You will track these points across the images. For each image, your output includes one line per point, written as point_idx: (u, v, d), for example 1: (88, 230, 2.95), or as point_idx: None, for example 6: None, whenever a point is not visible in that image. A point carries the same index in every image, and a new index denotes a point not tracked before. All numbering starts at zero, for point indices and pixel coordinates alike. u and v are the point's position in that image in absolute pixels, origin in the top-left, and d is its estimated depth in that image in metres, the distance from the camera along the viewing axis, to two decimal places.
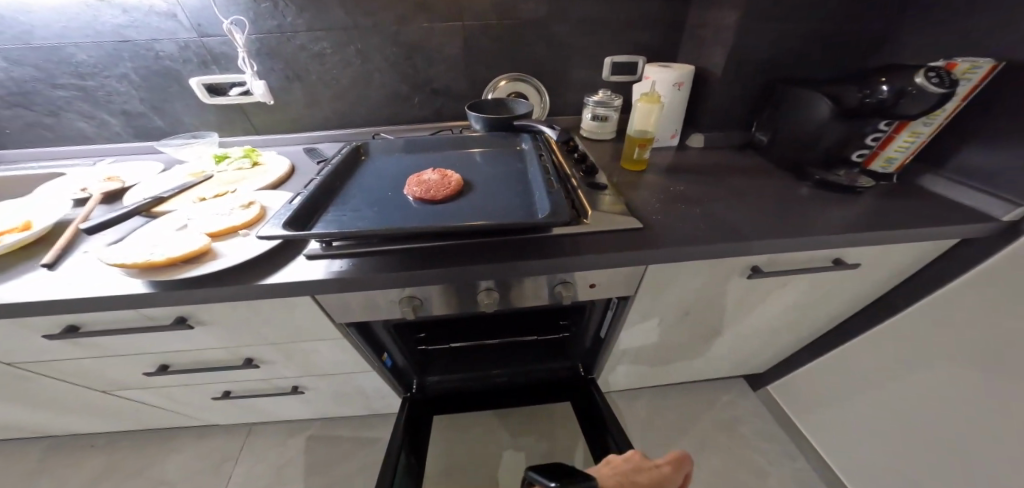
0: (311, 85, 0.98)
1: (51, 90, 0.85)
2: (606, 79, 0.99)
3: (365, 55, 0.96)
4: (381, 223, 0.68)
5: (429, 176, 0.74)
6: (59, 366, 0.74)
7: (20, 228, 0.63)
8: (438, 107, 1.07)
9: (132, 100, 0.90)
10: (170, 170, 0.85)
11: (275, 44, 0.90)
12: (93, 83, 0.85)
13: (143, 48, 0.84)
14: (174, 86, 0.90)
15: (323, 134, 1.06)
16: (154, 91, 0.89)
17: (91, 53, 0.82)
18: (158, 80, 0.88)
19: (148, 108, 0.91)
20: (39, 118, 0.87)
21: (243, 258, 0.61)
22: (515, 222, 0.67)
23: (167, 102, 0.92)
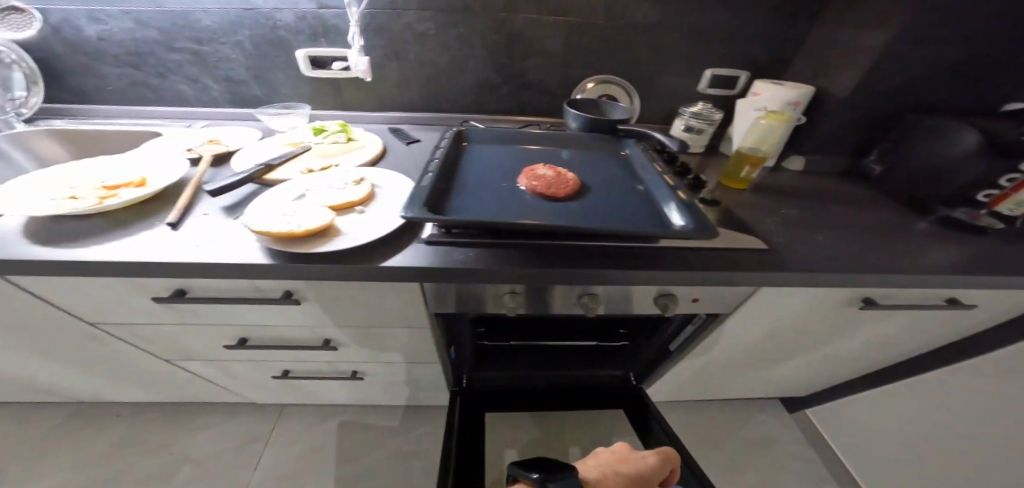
0: (407, 66, 0.98)
1: (166, 53, 0.84)
2: (701, 90, 0.98)
3: (467, 40, 0.95)
4: (505, 215, 0.65)
5: (544, 171, 0.70)
6: (139, 330, 0.69)
7: (135, 184, 0.62)
8: (523, 101, 1.06)
9: (237, 67, 0.90)
10: (269, 140, 0.85)
11: (385, 21, 0.90)
12: (208, 48, 0.86)
13: (264, 17, 0.85)
14: (282, 56, 0.91)
15: (407, 116, 1.06)
16: (261, 59, 0.91)
17: (214, 19, 0.82)
18: (269, 49, 0.89)
19: (252, 77, 0.93)
20: (147, 79, 0.86)
21: (367, 237, 0.60)
22: (639, 226, 0.66)
23: (271, 72, 0.93)
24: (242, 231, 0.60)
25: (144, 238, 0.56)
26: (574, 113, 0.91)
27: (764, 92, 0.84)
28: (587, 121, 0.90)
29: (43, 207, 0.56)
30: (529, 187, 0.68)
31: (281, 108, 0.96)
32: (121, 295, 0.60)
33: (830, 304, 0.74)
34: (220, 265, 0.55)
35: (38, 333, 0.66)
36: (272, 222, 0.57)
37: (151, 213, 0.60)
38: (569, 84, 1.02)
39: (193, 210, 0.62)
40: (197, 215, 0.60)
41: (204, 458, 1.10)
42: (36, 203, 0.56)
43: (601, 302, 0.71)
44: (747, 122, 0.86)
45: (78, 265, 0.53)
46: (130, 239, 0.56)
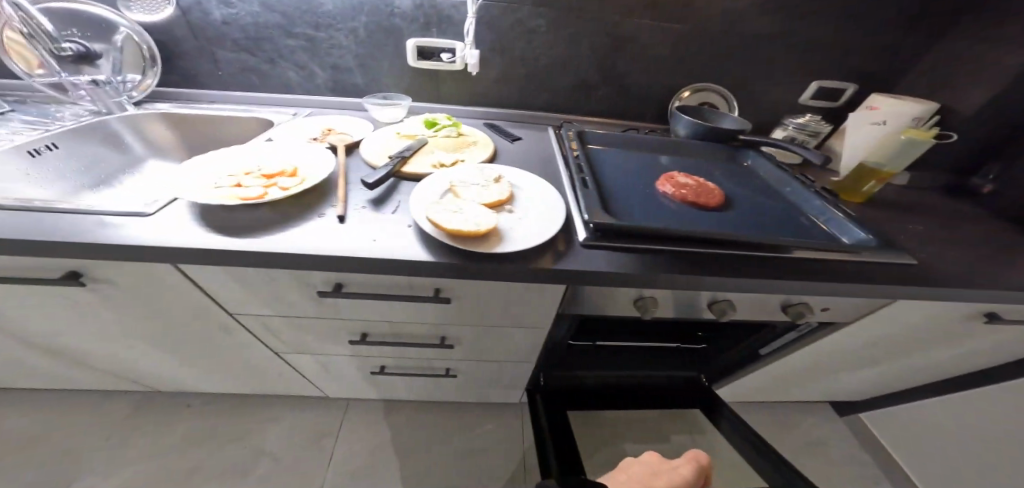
0: (510, 62, 0.95)
1: (282, 38, 0.84)
2: (803, 101, 0.99)
3: (575, 39, 0.92)
4: (656, 218, 0.66)
5: (686, 179, 0.69)
6: (277, 322, 0.69)
7: (288, 173, 0.62)
8: (620, 104, 1.03)
9: (346, 55, 0.89)
10: (385, 131, 0.84)
11: (498, 15, 0.88)
12: (324, 35, 0.85)
13: (383, 5, 0.84)
14: (391, 44, 0.89)
15: (499, 113, 1.02)
16: (371, 48, 0.89)
17: (337, 5, 0.82)
18: (382, 38, 0.88)
19: (357, 65, 0.91)
20: (257, 64, 0.87)
21: (532, 242, 0.57)
22: (790, 235, 0.66)
23: (376, 60, 0.91)
24: (404, 227, 0.59)
25: (315, 230, 0.55)
26: (686, 121, 0.88)
27: (881, 106, 0.84)
28: (700, 129, 0.87)
29: (212, 195, 0.55)
30: (676, 194, 0.67)
31: (379, 98, 0.92)
32: (280, 287, 0.59)
33: (949, 315, 0.75)
34: (398, 258, 0.54)
35: (174, 321, 0.64)
36: (443, 219, 0.56)
37: (310, 205, 0.59)
38: (671, 89, 1.00)
39: (348, 203, 0.61)
40: (357, 209, 0.60)
41: (279, 453, 1.08)
42: (202, 190, 0.56)
43: (736, 310, 0.70)
44: (862, 135, 0.87)
45: (259, 256, 0.51)
46: (300, 232, 0.54)
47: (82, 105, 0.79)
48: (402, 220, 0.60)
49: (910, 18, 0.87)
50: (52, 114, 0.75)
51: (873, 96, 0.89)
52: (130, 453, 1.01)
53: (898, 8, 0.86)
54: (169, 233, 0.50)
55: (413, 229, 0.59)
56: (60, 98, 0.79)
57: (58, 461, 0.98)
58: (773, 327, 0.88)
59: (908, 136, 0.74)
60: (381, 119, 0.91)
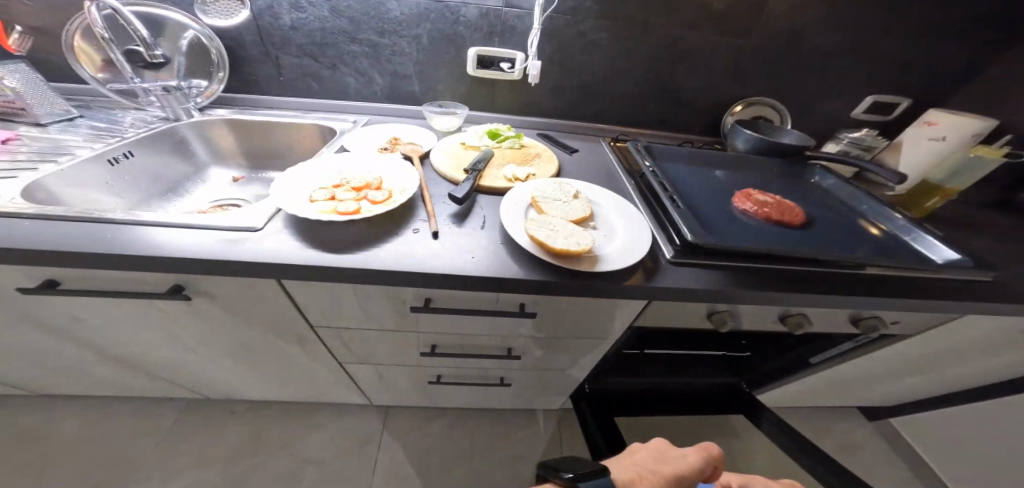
0: (566, 72, 0.94)
1: (346, 44, 0.83)
2: (855, 115, 1.00)
3: (636, 51, 0.91)
4: (741, 236, 0.64)
5: (763, 197, 0.70)
6: (357, 333, 0.71)
7: (374, 186, 0.64)
8: (671, 116, 1.03)
9: (408, 63, 0.88)
10: (451, 142, 0.83)
11: (561, 27, 0.87)
12: (387, 41, 0.84)
13: (449, 11, 0.82)
14: (451, 53, 0.88)
15: (552, 123, 1.01)
16: (433, 55, 0.88)
17: (405, 12, 0.81)
18: (445, 45, 0.87)
19: (416, 72, 0.90)
20: (319, 70, 0.85)
21: (624, 263, 0.56)
22: (880, 253, 0.64)
23: (435, 68, 0.90)
24: (495, 242, 0.58)
25: (411, 247, 0.55)
26: (746, 135, 0.89)
27: (943, 121, 0.85)
28: (761, 143, 0.88)
29: (313, 209, 0.57)
30: (758, 211, 0.68)
31: (436, 107, 0.93)
32: (372, 299, 0.62)
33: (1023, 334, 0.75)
34: (495, 273, 0.54)
35: (267, 327, 0.68)
36: (542, 237, 0.55)
37: (401, 220, 0.60)
38: (723, 102, 1.00)
39: (436, 218, 0.61)
40: (448, 226, 0.60)
41: (324, 458, 1.09)
42: (301, 204, 0.57)
43: (810, 323, 0.68)
44: (920, 150, 0.88)
45: (361, 273, 0.52)
46: (397, 248, 0.55)
47: (149, 110, 0.82)
48: (491, 237, 0.59)
49: (969, 36, 0.87)
50: (120, 120, 0.77)
51: (928, 112, 0.88)
52: (188, 451, 1.05)
53: (959, 25, 0.86)
54: (278, 249, 0.52)
55: (504, 245, 0.58)
56: (127, 104, 0.82)
57: (118, 462, 1.00)
58: (829, 339, 0.87)
59: (977, 154, 0.74)
60: (440, 129, 0.91)
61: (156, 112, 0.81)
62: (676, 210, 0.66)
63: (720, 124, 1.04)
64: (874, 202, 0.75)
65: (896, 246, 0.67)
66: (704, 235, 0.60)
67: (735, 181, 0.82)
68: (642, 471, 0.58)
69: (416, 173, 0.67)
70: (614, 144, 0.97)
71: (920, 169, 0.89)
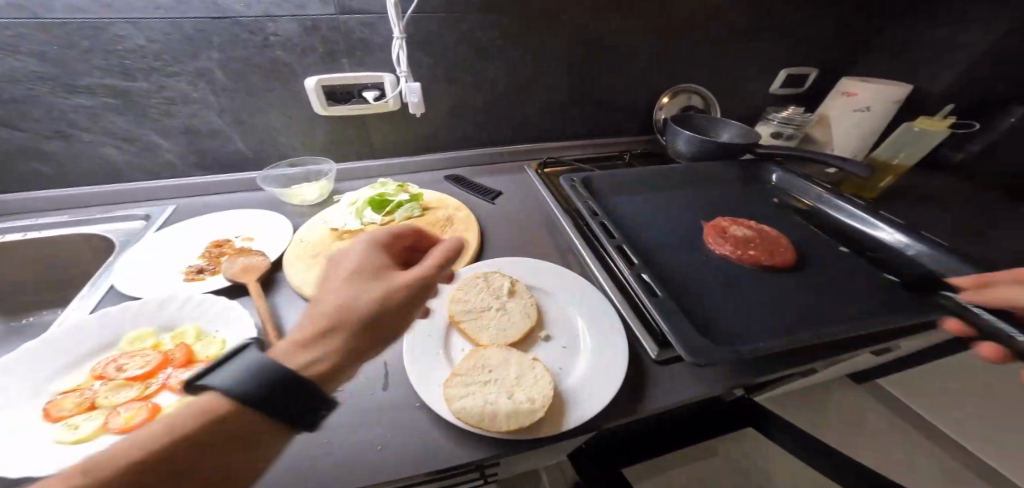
0: (460, 89, 0.69)
1: (64, 98, 0.50)
2: (772, 91, 0.90)
3: (542, 51, 0.70)
4: (739, 319, 0.45)
5: (740, 231, 0.57)
6: None
7: (178, 361, 0.39)
8: (600, 122, 0.85)
9: (210, 114, 0.56)
10: (314, 227, 0.57)
11: (437, 30, 0.61)
12: (144, 86, 0.51)
13: (244, 29, 0.50)
14: (274, 89, 0.56)
15: (461, 156, 0.77)
16: (244, 99, 0.56)
17: (152, 36, 0.48)
18: (258, 79, 0.54)
19: (228, 123, 0.57)
20: (34, 142, 0.53)
21: (610, 397, 0.38)
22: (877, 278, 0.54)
23: (256, 114, 0.58)
24: (412, 419, 0.36)
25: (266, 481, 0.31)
26: (688, 136, 0.75)
27: (860, 91, 0.78)
28: (703, 145, 0.74)
29: (49, 439, 0.32)
30: (742, 255, 0.54)
31: (289, 167, 0.63)
32: None
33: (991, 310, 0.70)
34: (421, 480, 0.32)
35: None
36: (475, 420, 0.34)
37: None
38: (652, 96, 0.84)
39: None
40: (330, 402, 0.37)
41: None
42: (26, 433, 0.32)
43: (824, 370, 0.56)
44: (845, 124, 0.81)
45: None
46: None
47: None
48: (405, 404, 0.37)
49: None
50: None
51: (843, 83, 0.80)
52: None
53: None
54: None
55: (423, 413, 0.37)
56: None
57: None
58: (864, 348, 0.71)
59: (922, 127, 0.70)
60: (301, 201, 0.62)
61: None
62: (652, 296, 0.41)
63: (651, 122, 0.88)
64: (844, 201, 0.67)
65: (887, 252, 0.59)
66: (709, 348, 0.36)
67: (684, 199, 0.69)
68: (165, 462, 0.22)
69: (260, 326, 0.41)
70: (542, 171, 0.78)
71: (862, 141, 0.81)
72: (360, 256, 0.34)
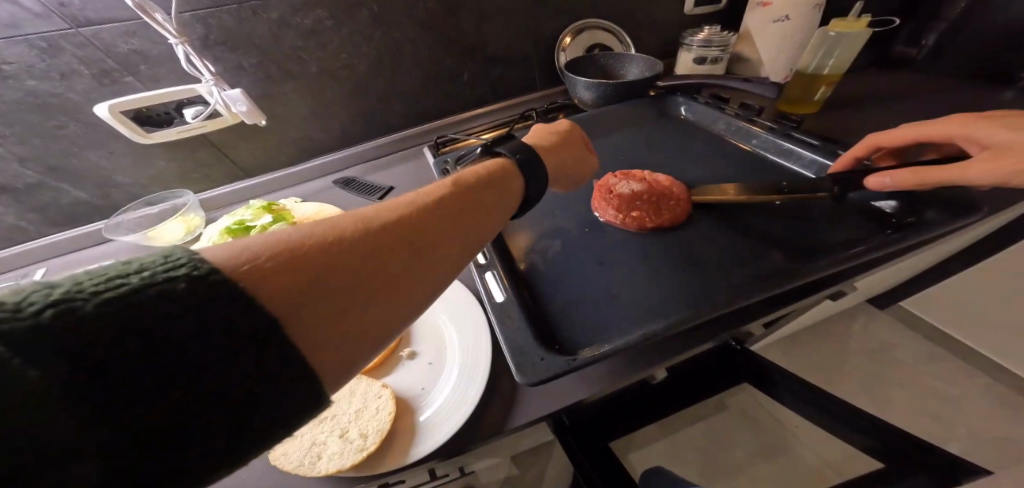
0: (304, 83, 0.61)
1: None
2: (687, 13, 0.79)
3: (384, 19, 0.60)
4: (604, 305, 0.41)
5: (626, 188, 0.53)
6: None
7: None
8: (496, 83, 0.76)
9: (12, 166, 0.50)
10: None
11: (233, 21, 0.52)
12: None
13: None
14: (66, 125, 0.50)
15: (348, 154, 0.70)
16: (37, 145, 0.50)
17: None
18: (34, 119, 0.48)
19: (39, 173, 0.52)
20: None
21: (454, 419, 0.34)
22: (794, 226, 0.48)
23: (66, 158, 0.52)
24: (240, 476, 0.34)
25: None
26: (585, 82, 0.66)
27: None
28: (603, 89, 0.66)
29: None
30: (625, 218, 0.50)
31: (144, 207, 0.58)
32: None
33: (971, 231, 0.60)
34: None
35: None
36: (295, 465, 0.32)
37: None
38: (546, 43, 0.75)
39: None
40: None
41: None
42: None
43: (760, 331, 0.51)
44: (766, 39, 0.71)
45: None
46: None
47: None
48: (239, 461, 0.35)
49: None
50: None
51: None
52: None
53: None
54: None
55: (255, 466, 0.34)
56: None
57: None
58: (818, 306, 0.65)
59: (839, 31, 0.61)
60: (166, 241, 0.56)
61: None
62: (493, 302, 0.39)
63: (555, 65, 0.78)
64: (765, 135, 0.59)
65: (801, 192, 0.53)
66: (542, 361, 0.34)
67: None
68: (412, 261, 0.25)
69: None
70: (439, 153, 0.70)
71: (780, 51, 0.72)
72: (550, 125, 0.51)
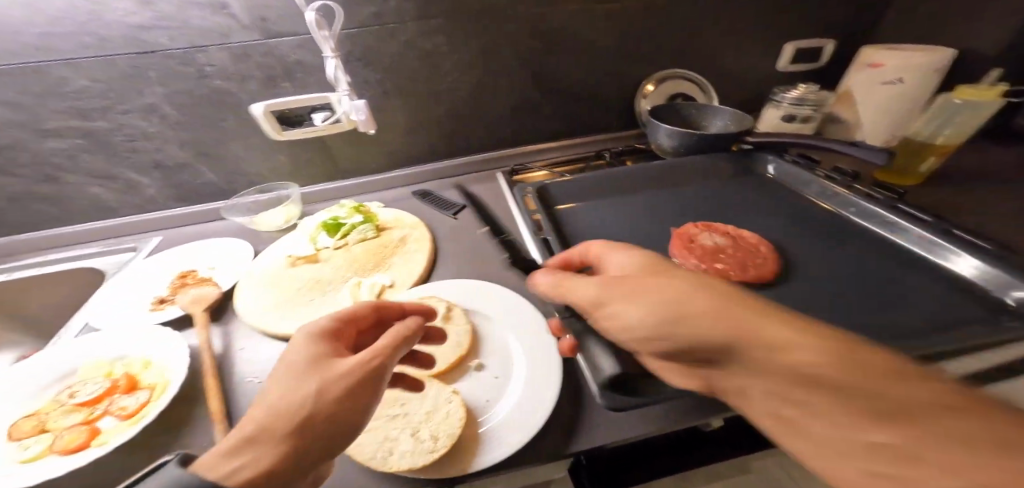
0: (413, 100, 0.67)
1: (36, 143, 0.54)
2: (782, 68, 0.78)
3: (493, 53, 0.66)
4: None
5: (708, 239, 0.52)
6: None
7: (121, 387, 0.39)
8: (578, 118, 0.79)
9: (172, 147, 0.59)
10: (268, 253, 0.57)
11: (374, 44, 0.59)
12: (106, 125, 0.54)
13: (177, 62, 0.52)
14: (227, 118, 0.58)
15: (431, 169, 0.75)
16: (198, 130, 0.58)
17: (93, 77, 0.50)
18: (205, 110, 0.57)
19: (193, 155, 0.60)
20: (34, 188, 0.57)
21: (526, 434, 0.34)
22: (894, 299, 0.44)
23: (215, 145, 0.60)
24: None
25: None
26: (667, 130, 0.66)
27: (886, 60, 0.64)
28: (687, 139, 0.66)
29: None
30: (708, 268, 0.47)
31: (256, 194, 0.65)
32: None
33: None
34: None
35: None
36: (369, 458, 0.32)
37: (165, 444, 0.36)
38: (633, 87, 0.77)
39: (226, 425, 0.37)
40: None
41: None
42: None
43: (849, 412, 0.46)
44: (870, 101, 0.68)
45: None
46: None
47: None
48: None
49: None
50: None
51: (864, 53, 0.67)
52: None
53: None
54: None
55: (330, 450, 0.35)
56: None
57: None
58: None
59: (963, 98, 0.58)
60: (268, 227, 0.63)
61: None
62: (573, 328, 0.39)
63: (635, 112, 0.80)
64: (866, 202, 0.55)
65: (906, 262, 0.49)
66: None
67: (668, 202, 0.62)
68: None
69: (195, 343, 0.42)
70: (512, 179, 0.73)
71: (886, 117, 0.69)
72: (306, 356, 0.31)
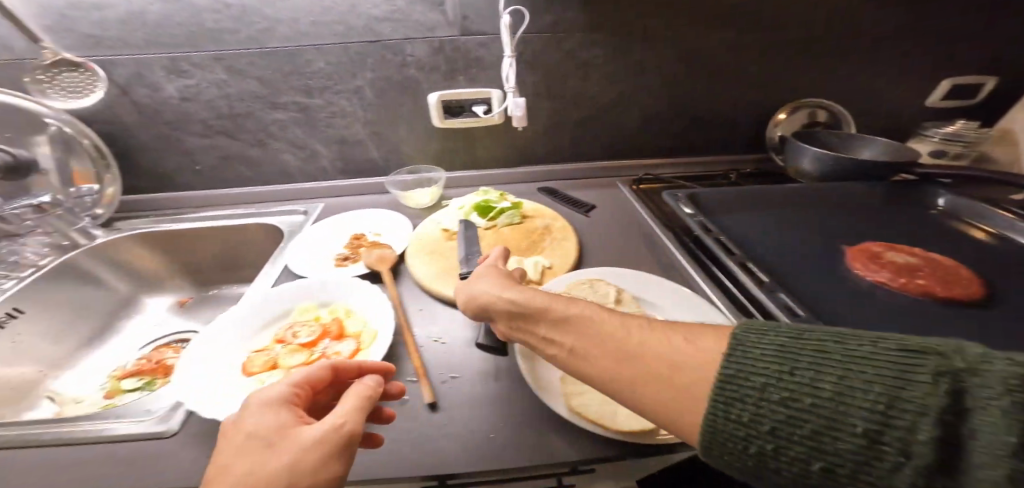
0: (563, 104, 0.71)
1: (268, 112, 0.63)
2: (929, 103, 0.77)
3: (645, 66, 0.69)
4: None
5: (899, 258, 0.50)
6: None
7: (332, 334, 0.42)
8: (709, 137, 0.79)
9: (356, 124, 0.66)
10: (426, 226, 0.61)
11: (546, 49, 0.65)
12: (318, 101, 0.63)
13: (390, 51, 0.60)
14: (409, 103, 0.65)
15: (561, 171, 0.78)
16: (383, 111, 0.65)
17: (328, 60, 0.59)
18: (395, 94, 0.64)
19: (370, 134, 0.67)
20: (244, 149, 0.66)
21: None
22: None
23: (391, 127, 0.67)
24: (531, 412, 0.35)
25: (398, 438, 0.33)
26: (813, 153, 0.65)
27: None
28: (836, 163, 0.64)
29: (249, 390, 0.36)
30: (902, 284, 0.45)
31: (406, 174, 0.71)
32: None
33: None
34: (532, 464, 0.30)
35: None
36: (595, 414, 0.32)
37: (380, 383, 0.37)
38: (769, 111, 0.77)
39: (429, 374, 0.38)
40: (447, 381, 0.38)
41: None
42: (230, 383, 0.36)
43: None
44: None
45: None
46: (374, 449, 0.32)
47: None
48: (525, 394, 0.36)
49: None
50: None
51: None
52: None
53: None
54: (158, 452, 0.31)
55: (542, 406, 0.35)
56: None
57: None
58: None
59: None
60: (415, 204, 0.68)
61: (42, 239, 0.58)
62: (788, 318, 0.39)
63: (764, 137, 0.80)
64: None
65: None
66: None
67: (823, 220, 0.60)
68: None
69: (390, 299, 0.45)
70: (638, 187, 0.74)
71: None
72: (272, 426, 0.25)
